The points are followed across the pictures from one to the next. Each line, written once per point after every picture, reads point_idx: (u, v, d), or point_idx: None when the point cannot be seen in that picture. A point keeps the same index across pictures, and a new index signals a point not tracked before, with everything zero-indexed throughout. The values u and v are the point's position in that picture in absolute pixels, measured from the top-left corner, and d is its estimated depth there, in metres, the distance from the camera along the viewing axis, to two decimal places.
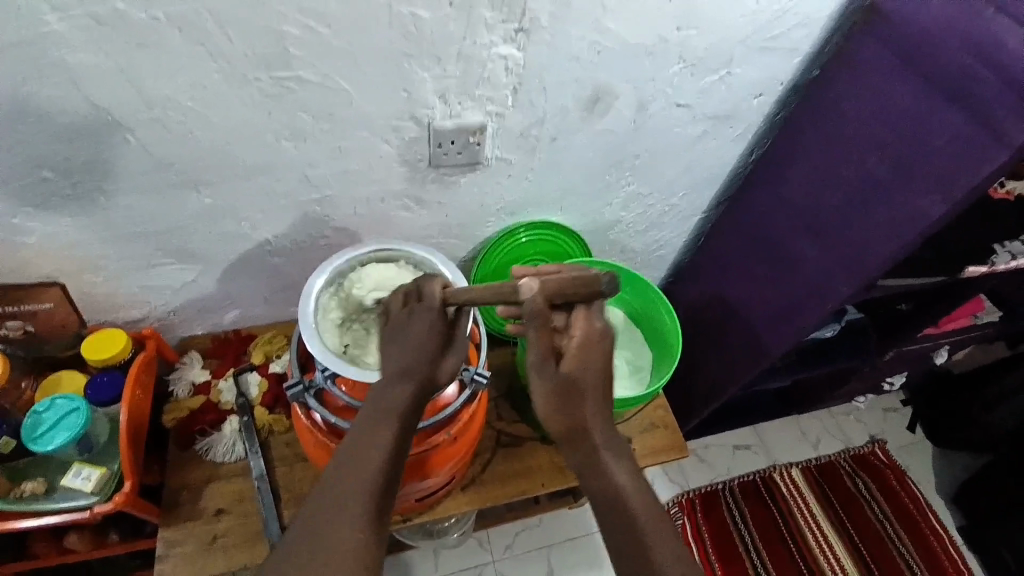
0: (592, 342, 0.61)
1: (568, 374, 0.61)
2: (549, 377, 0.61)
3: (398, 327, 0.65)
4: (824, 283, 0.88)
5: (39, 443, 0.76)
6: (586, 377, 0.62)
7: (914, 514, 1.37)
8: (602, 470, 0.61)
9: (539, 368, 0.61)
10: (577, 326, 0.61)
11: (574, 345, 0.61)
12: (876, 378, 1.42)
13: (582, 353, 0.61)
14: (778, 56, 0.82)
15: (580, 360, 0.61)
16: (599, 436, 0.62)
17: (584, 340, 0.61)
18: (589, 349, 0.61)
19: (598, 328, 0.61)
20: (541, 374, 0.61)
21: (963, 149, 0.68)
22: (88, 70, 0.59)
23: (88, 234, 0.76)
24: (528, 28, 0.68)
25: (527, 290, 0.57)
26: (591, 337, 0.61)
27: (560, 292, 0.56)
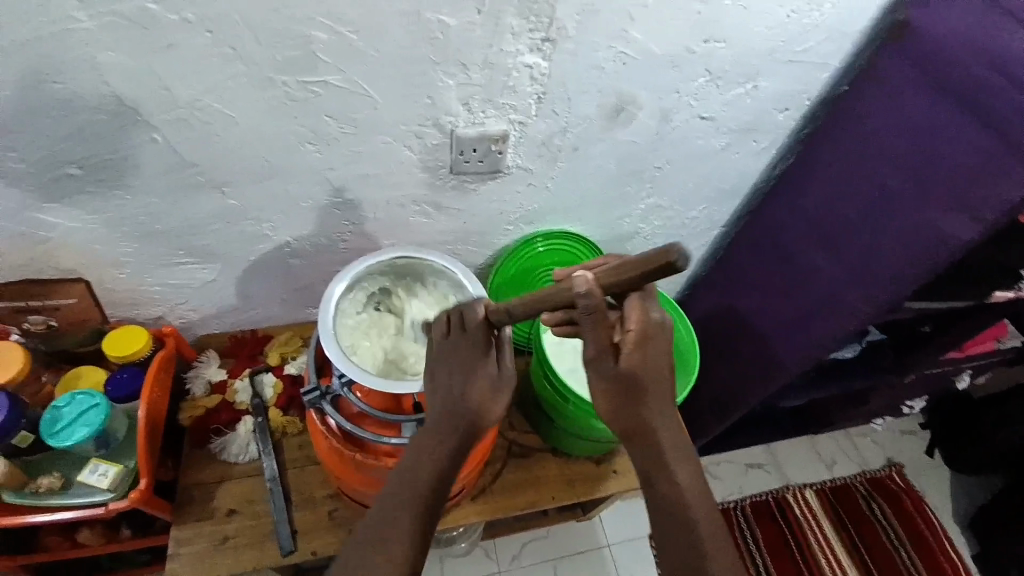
0: (651, 333, 0.61)
1: (629, 369, 0.59)
2: (607, 374, 0.59)
3: (441, 348, 0.64)
4: (841, 302, 0.85)
5: (59, 438, 0.76)
6: (648, 372, 0.60)
7: (931, 542, 1.33)
8: (668, 472, 0.60)
9: (597, 365, 0.59)
10: (632, 320, 0.61)
11: (632, 340, 0.60)
12: (895, 399, 1.39)
13: (642, 347, 0.60)
14: (805, 70, 0.81)
15: (641, 356, 0.60)
16: None
17: (641, 331, 0.61)
18: (648, 340, 0.61)
19: (654, 320, 0.61)
20: (600, 373, 0.59)
21: (994, 170, 0.66)
22: (120, 70, 0.61)
23: (113, 231, 0.77)
24: (554, 38, 0.68)
25: (582, 285, 0.53)
26: (649, 329, 0.61)
27: (618, 278, 0.51)
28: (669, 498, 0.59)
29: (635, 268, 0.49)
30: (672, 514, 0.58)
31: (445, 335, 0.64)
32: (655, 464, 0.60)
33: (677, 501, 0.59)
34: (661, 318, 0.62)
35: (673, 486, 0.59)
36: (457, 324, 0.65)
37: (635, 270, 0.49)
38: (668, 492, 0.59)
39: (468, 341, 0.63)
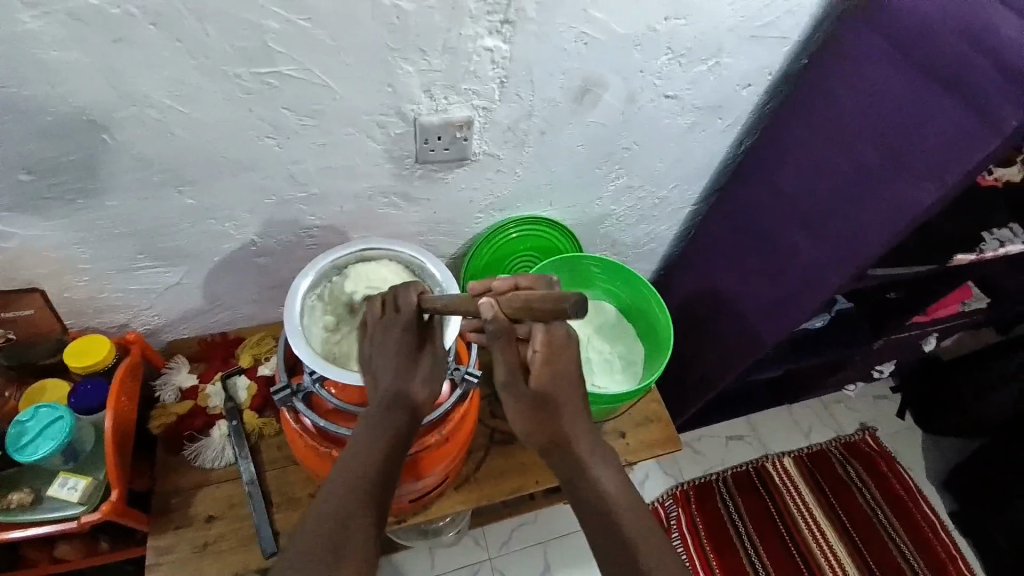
0: (557, 346, 0.65)
1: (539, 389, 0.65)
2: (520, 394, 0.66)
3: (375, 334, 0.67)
4: (816, 272, 0.88)
5: (24, 453, 0.74)
6: (561, 390, 0.66)
7: (905, 500, 1.39)
8: (588, 475, 0.63)
9: (513, 388, 0.65)
10: (538, 337, 0.63)
11: (539, 358, 0.64)
12: (867, 365, 1.43)
13: (550, 360, 0.64)
14: (767, 44, 0.82)
15: (550, 368, 0.65)
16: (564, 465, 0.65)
17: (548, 344, 0.64)
18: (554, 352, 0.64)
19: (560, 334, 0.64)
20: (515, 392, 0.66)
21: (955, 135, 0.68)
22: (61, 70, 0.57)
23: (66, 238, 0.74)
24: (514, 20, 0.67)
25: (489, 310, 0.57)
26: (554, 344, 0.64)
27: (523, 311, 0.55)
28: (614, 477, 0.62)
29: (536, 305, 0.52)
30: (602, 514, 0.60)
31: (380, 317, 0.68)
32: (575, 467, 0.64)
33: (602, 502, 0.61)
34: (568, 329, 0.64)
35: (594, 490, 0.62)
36: (392, 306, 0.68)
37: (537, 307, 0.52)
38: (594, 497, 0.62)
39: (400, 322, 0.67)
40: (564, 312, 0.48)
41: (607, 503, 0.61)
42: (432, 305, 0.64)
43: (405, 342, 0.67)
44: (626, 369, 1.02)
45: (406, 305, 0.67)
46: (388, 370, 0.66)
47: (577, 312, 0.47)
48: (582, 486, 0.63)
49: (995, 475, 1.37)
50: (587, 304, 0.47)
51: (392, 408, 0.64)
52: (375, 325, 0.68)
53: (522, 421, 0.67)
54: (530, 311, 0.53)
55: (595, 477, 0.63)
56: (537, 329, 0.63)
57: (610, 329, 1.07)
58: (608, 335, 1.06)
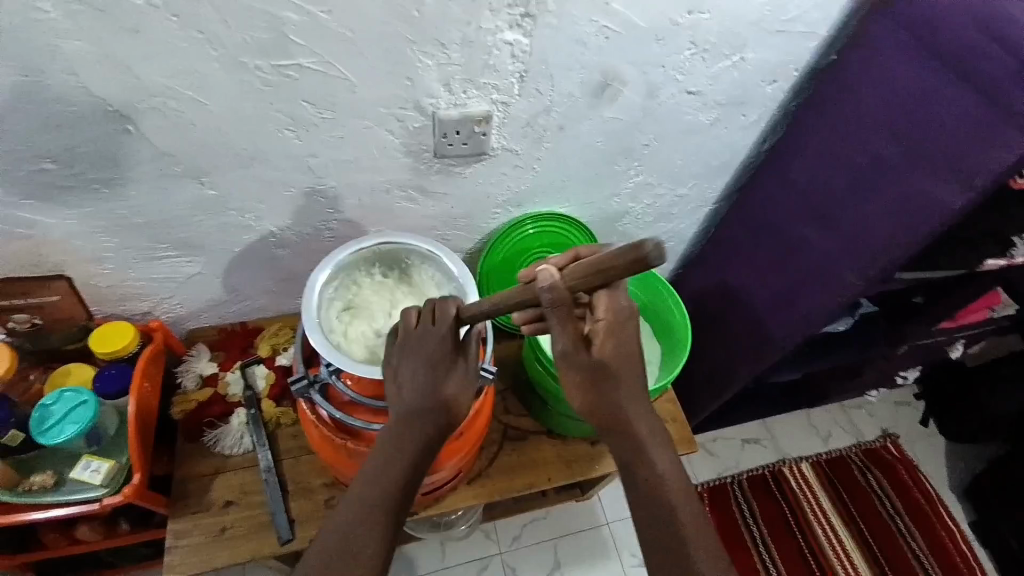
0: (621, 321, 0.62)
1: (602, 360, 0.61)
2: (581, 365, 0.61)
3: (408, 342, 0.62)
4: (834, 273, 0.86)
5: (48, 435, 0.76)
6: (623, 365, 0.62)
7: (926, 510, 1.35)
8: (647, 462, 0.61)
9: (573, 357, 0.60)
10: (601, 309, 0.62)
11: (602, 328, 0.62)
12: (889, 371, 1.40)
13: (615, 333, 0.62)
14: (792, 39, 0.80)
15: (614, 339, 0.62)
16: (623, 445, 0.62)
17: (610, 319, 0.62)
18: (617, 326, 0.62)
19: (622, 306, 0.63)
20: (575, 364, 0.61)
21: (984, 134, 0.66)
22: (86, 61, 0.59)
23: (91, 226, 0.76)
24: (533, 13, 0.67)
25: (547, 280, 0.53)
26: (619, 316, 0.62)
27: (591, 278, 0.49)
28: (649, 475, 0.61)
29: (606, 264, 0.47)
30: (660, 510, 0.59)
31: (415, 326, 0.63)
32: (633, 453, 0.62)
33: (659, 491, 0.60)
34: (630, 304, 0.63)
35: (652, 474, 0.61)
36: (428, 317, 0.63)
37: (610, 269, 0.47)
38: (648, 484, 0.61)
39: (435, 336, 0.62)
40: (644, 267, 0.44)
41: (662, 492, 0.60)
42: (472, 314, 0.61)
43: (438, 351, 0.62)
44: None
45: (442, 317, 0.62)
46: (421, 372, 0.62)
47: (658, 257, 0.43)
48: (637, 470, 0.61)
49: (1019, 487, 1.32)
50: (666, 249, 0.43)
51: (413, 423, 0.61)
52: (410, 337, 0.63)
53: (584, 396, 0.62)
54: (600, 276, 0.48)
55: (651, 463, 0.62)
56: (601, 298, 0.63)
57: None
58: None
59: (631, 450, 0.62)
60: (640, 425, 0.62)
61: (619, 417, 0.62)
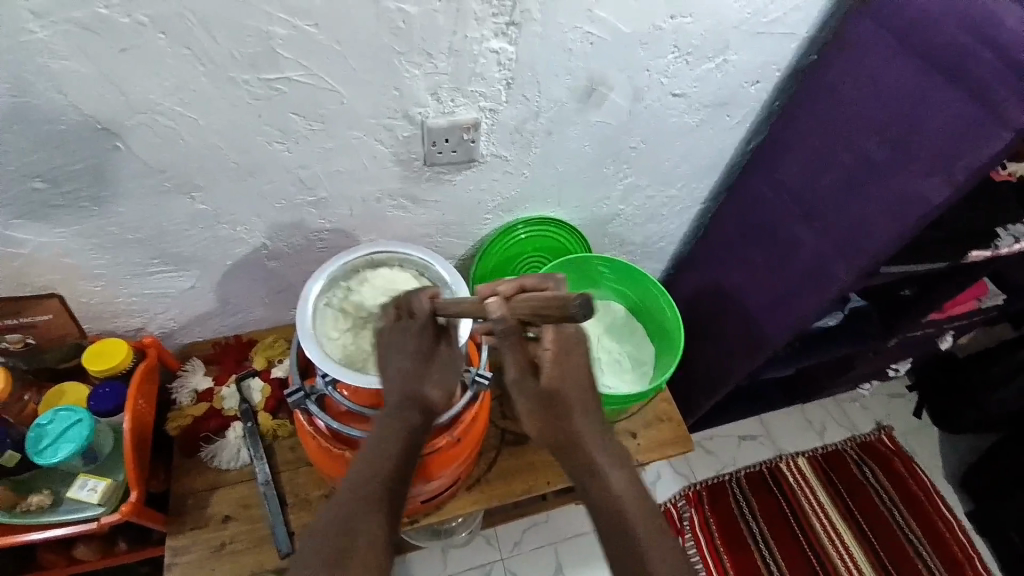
0: (567, 347, 0.61)
1: (550, 386, 0.60)
2: (529, 391, 0.60)
3: (391, 340, 0.65)
4: (824, 267, 0.87)
5: (44, 456, 0.75)
6: (569, 388, 0.61)
7: (921, 500, 1.37)
8: (600, 478, 0.59)
9: (522, 386, 0.60)
10: (549, 335, 0.60)
11: (549, 356, 0.60)
12: (881, 363, 1.41)
13: (562, 360, 0.61)
14: (773, 40, 0.81)
15: (560, 367, 0.60)
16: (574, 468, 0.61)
17: (559, 343, 0.61)
18: (567, 353, 0.61)
19: (569, 334, 0.61)
20: (522, 389, 0.60)
21: (964, 127, 0.67)
22: (74, 78, 0.59)
23: (82, 244, 0.75)
24: (518, 21, 0.68)
25: (495, 309, 0.54)
26: (565, 345, 0.61)
27: (527, 316, 0.50)
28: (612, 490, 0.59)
29: (538, 307, 0.48)
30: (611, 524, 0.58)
31: (394, 322, 0.65)
32: (586, 469, 0.60)
33: (615, 510, 0.58)
34: (576, 329, 0.62)
35: (607, 492, 0.59)
36: (406, 312, 0.66)
37: (541, 315, 0.48)
38: (605, 502, 0.59)
39: (416, 328, 0.65)
40: (566, 317, 0.45)
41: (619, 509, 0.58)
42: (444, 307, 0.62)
43: (421, 341, 0.64)
44: (635, 369, 1.03)
45: (421, 310, 0.65)
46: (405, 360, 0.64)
47: (582, 312, 0.44)
48: (597, 488, 0.59)
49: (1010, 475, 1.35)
50: (592, 303, 0.44)
51: (404, 409, 0.63)
52: (390, 329, 0.65)
53: (529, 419, 0.60)
54: (535, 317, 0.49)
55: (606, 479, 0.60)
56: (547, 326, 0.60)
57: (619, 330, 1.07)
58: (619, 336, 1.06)
59: (586, 468, 0.60)
60: (595, 449, 0.60)
61: (568, 438, 0.60)
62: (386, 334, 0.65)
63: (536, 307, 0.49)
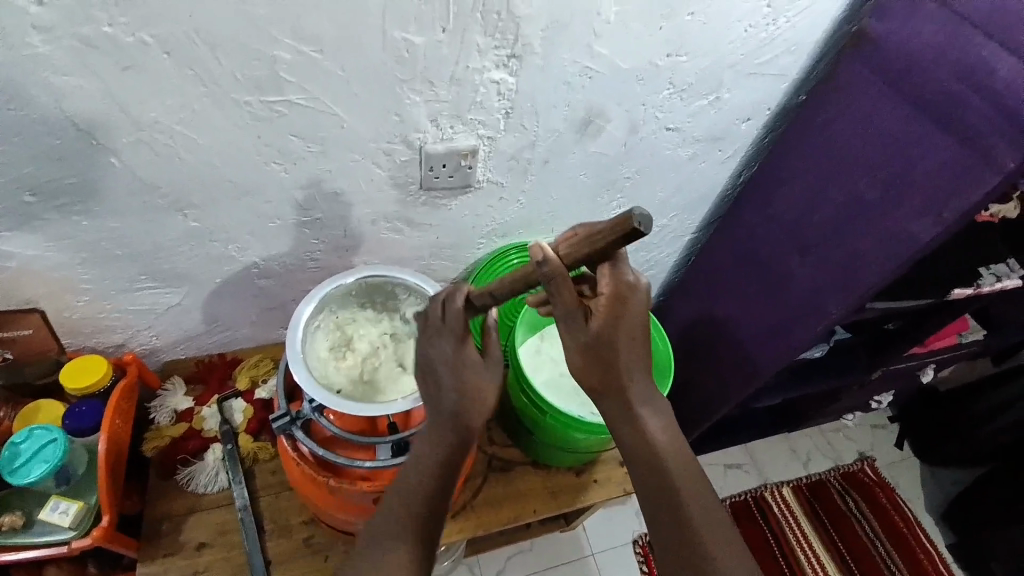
0: (624, 294, 0.58)
1: (600, 333, 0.58)
2: (578, 335, 0.58)
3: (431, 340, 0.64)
4: (815, 300, 0.88)
5: (19, 475, 0.73)
6: (620, 334, 0.59)
7: (903, 532, 1.37)
8: (639, 426, 0.61)
9: (570, 331, 0.57)
10: (605, 283, 0.58)
11: (603, 302, 0.58)
12: (865, 395, 1.43)
13: (615, 306, 0.58)
14: (766, 80, 0.83)
15: (613, 315, 0.58)
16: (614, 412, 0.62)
17: (615, 293, 0.58)
18: (621, 304, 0.58)
19: (628, 281, 0.58)
20: (572, 334, 0.57)
21: (952, 173, 0.69)
22: (72, 93, 0.58)
23: (68, 258, 0.74)
24: (521, 54, 0.69)
25: (540, 254, 0.53)
26: (622, 290, 0.58)
27: (584, 248, 0.51)
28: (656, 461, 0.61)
29: (600, 237, 0.49)
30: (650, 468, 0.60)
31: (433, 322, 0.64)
32: (626, 417, 0.61)
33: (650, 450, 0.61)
34: (636, 279, 0.59)
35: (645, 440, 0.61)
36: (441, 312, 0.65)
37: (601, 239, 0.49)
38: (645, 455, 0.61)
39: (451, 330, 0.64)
40: (629, 233, 0.47)
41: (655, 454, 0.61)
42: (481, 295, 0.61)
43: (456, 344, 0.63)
44: None
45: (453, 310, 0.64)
46: (449, 373, 0.62)
47: (643, 225, 0.46)
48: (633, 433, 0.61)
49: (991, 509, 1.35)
50: (651, 216, 0.46)
51: (442, 424, 0.62)
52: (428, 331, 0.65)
53: (577, 363, 0.59)
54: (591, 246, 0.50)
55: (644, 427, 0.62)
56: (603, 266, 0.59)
57: None
58: None
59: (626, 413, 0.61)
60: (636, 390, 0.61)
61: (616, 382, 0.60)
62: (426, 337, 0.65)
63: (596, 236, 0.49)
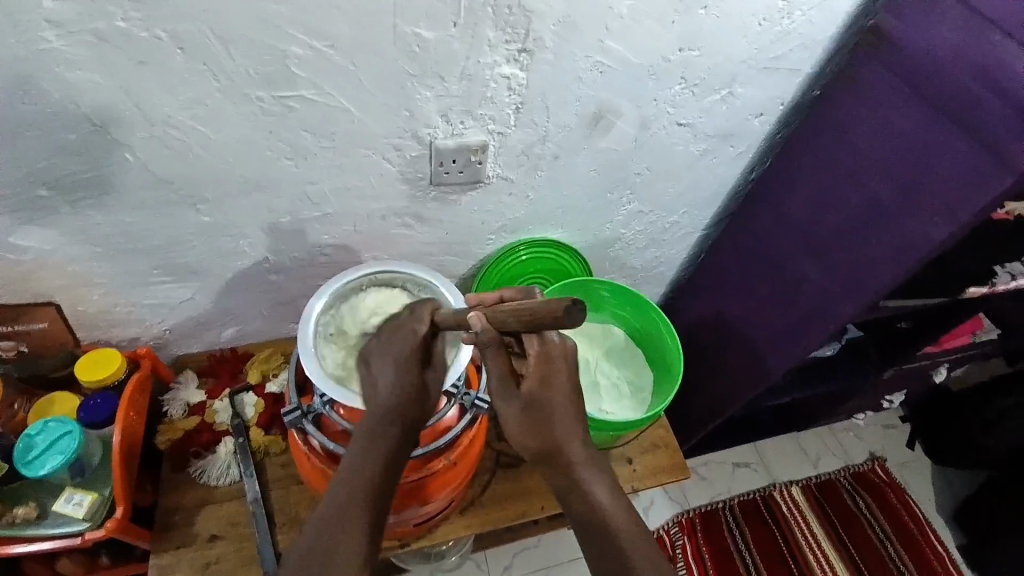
0: (551, 358, 0.64)
1: (531, 393, 0.62)
2: (512, 398, 0.62)
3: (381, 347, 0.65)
4: (826, 301, 0.87)
5: (32, 467, 0.74)
6: (552, 396, 0.63)
7: (915, 534, 1.36)
8: (583, 492, 0.62)
9: (504, 394, 0.62)
10: (532, 345, 0.63)
11: (532, 363, 0.63)
12: (876, 395, 1.41)
13: (544, 369, 0.63)
14: (779, 74, 0.82)
15: (542, 376, 0.63)
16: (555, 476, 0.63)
17: (542, 355, 0.63)
18: (550, 364, 0.64)
19: (553, 342, 0.64)
20: (507, 398, 0.62)
21: (969, 177, 0.68)
22: (87, 88, 0.59)
23: (83, 251, 0.74)
24: (531, 49, 0.68)
25: (477, 323, 0.57)
26: (550, 353, 0.64)
27: (512, 319, 0.53)
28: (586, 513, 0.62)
29: (535, 316, 0.49)
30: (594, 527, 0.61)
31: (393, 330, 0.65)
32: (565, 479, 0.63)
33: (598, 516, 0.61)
34: (562, 340, 0.65)
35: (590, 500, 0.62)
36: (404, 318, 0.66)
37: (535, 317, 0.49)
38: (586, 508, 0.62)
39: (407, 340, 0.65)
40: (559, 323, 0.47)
41: (604, 518, 0.61)
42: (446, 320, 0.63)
43: (408, 353, 0.64)
44: (634, 395, 1.02)
45: (419, 320, 0.65)
46: (386, 371, 0.63)
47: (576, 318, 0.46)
48: (577, 494, 0.62)
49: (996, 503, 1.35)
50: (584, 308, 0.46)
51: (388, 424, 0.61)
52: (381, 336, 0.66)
53: (516, 428, 0.63)
54: (523, 323, 0.51)
55: (589, 491, 0.63)
56: (532, 333, 0.64)
57: (620, 354, 1.07)
58: (616, 359, 1.06)
59: (569, 477, 0.63)
60: (575, 451, 0.63)
61: (551, 447, 0.62)
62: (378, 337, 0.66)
63: (525, 313, 0.51)
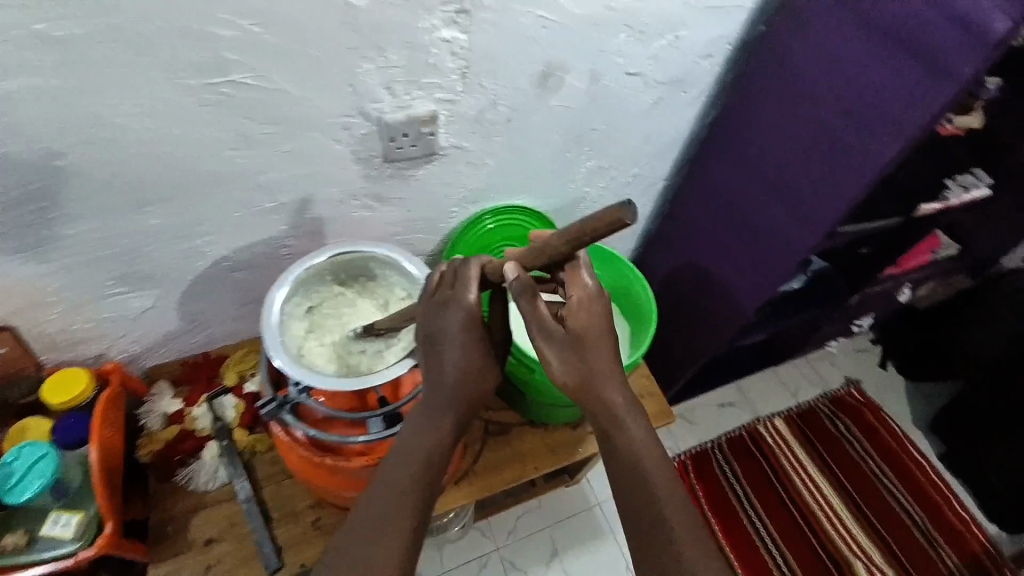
0: (588, 301, 0.65)
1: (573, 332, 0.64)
2: (556, 339, 0.63)
3: (429, 311, 0.65)
4: (788, 234, 0.89)
5: (12, 494, 0.72)
6: (592, 336, 0.64)
7: (892, 446, 1.44)
8: (622, 428, 0.62)
9: (548, 333, 0.63)
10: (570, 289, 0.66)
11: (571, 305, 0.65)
12: (846, 322, 1.46)
13: (584, 311, 0.65)
14: (724, 12, 0.82)
15: (581, 320, 0.65)
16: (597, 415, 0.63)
17: (580, 298, 0.65)
18: (587, 309, 0.65)
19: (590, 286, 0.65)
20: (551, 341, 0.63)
21: (914, 87, 0.69)
22: (3, 95, 0.55)
23: (29, 270, 0.71)
24: (469, 9, 0.66)
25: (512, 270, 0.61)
26: (587, 297, 0.65)
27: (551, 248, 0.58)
28: (623, 458, 0.62)
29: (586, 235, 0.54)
30: (628, 468, 0.61)
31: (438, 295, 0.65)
32: (609, 419, 0.63)
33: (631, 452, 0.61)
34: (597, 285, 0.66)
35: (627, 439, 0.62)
36: (448, 279, 0.66)
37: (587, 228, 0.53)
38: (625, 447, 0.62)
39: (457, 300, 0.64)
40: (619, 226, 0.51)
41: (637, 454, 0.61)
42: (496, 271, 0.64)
43: (456, 326, 0.63)
44: None
45: (465, 281, 0.65)
46: (454, 348, 0.64)
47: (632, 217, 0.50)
48: (613, 431, 0.62)
49: (983, 409, 1.38)
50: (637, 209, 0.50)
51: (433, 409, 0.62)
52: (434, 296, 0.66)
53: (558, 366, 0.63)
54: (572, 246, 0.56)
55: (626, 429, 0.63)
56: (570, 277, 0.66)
57: None
58: None
59: (608, 414, 0.63)
60: (614, 391, 0.64)
61: (592, 383, 0.63)
62: (423, 312, 0.65)
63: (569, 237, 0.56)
